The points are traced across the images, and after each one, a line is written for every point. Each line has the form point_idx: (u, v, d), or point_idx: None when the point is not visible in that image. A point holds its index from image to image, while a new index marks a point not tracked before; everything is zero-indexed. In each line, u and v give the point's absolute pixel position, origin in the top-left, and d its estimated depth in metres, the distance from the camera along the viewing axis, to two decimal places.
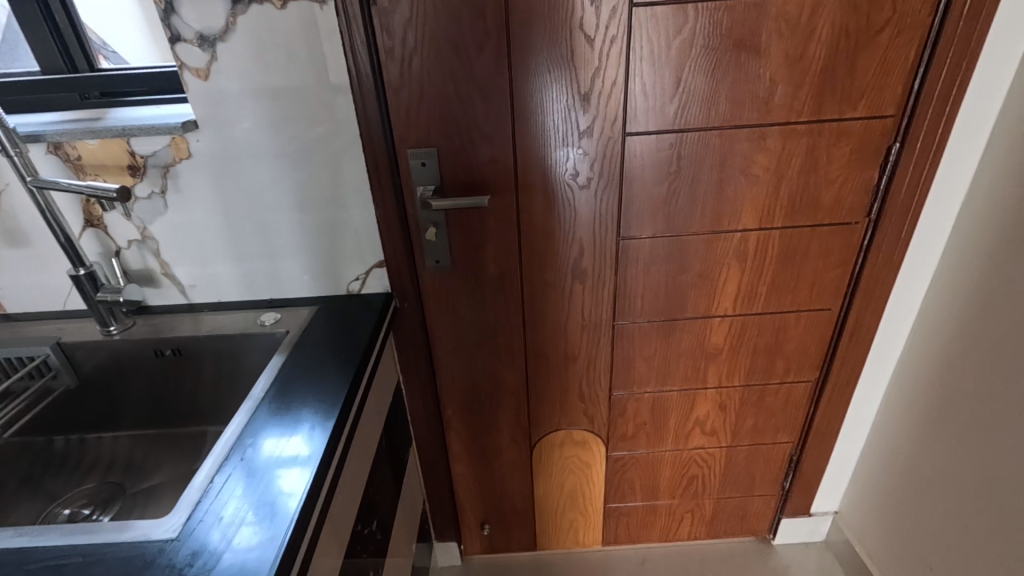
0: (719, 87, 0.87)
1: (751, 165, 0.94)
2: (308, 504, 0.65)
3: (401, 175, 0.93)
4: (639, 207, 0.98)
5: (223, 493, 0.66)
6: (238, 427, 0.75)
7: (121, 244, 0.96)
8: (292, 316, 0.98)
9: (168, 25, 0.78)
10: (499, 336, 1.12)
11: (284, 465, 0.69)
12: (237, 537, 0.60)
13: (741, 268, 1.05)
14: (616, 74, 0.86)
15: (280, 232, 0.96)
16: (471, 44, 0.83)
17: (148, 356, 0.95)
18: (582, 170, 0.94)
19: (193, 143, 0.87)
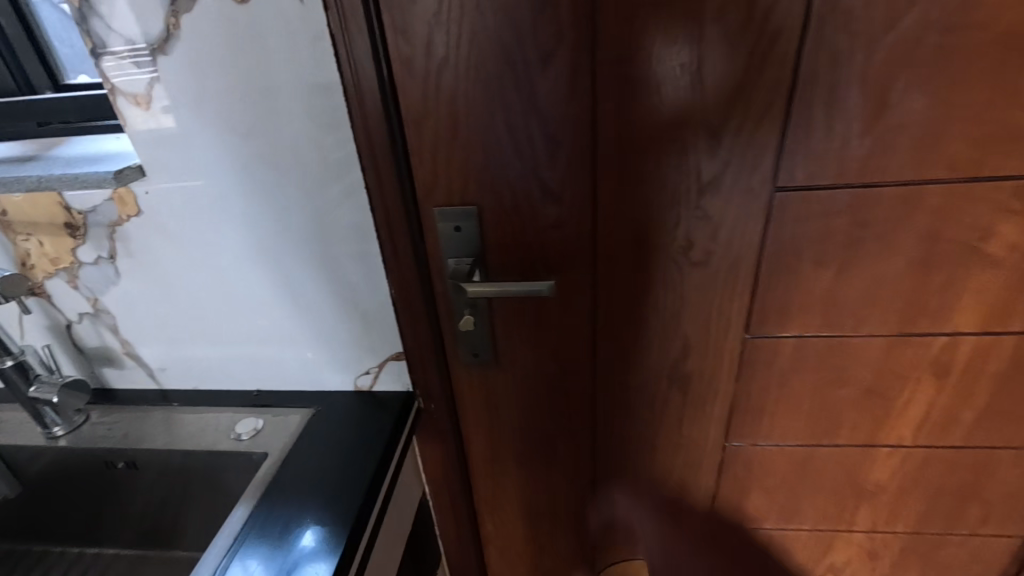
0: (956, 116, 0.51)
1: (988, 239, 0.57)
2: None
3: (427, 241, 0.64)
4: (784, 296, 0.63)
5: None
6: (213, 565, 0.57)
7: (71, 318, 0.74)
8: (279, 426, 0.73)
9: (87, 32, 0.54)
10: (558, 451, 0.81)
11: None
12: None
13: (937, 385, 0.68)
14: (773, 96, 0.52)
15: (265, 312, 0.71)
16: (535, 51, 0.52)
17: (98, 469, 0.74)
18: (698, 242, 0.61)
19: (142, 196, 0.63)
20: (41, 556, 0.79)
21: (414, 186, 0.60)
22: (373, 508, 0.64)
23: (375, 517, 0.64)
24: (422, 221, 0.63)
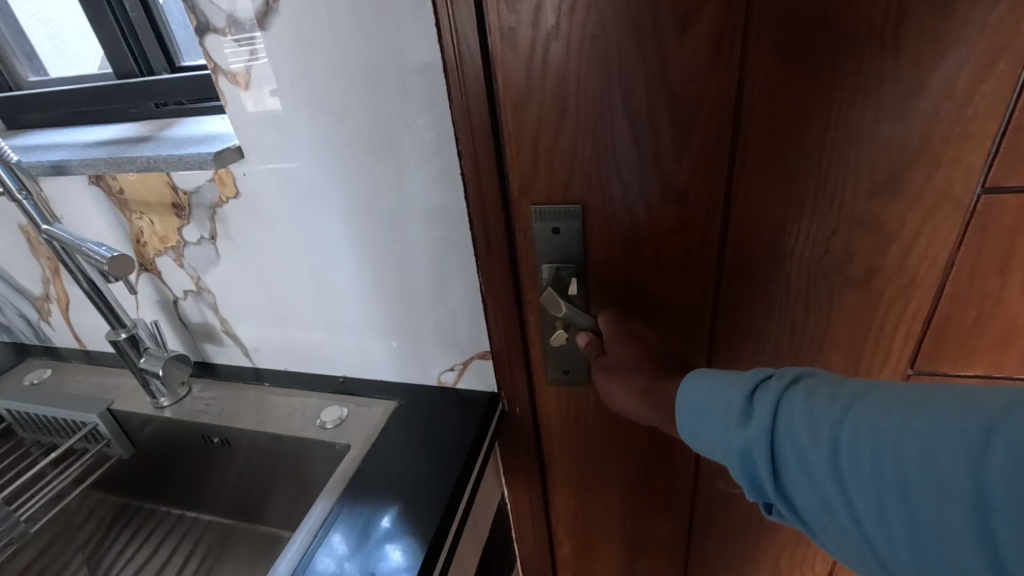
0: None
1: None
2: None
3: (524, 240, 0.57)
4: (964, 321, 0.52)
5: None
6: (295, 557, 0.56)
7: (178, 295, 0.76)
8: (362, 418, 0.71)
9: (193, 9, 0.53)
10: (654, 477, 0.73)
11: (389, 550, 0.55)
12: None
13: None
14: (990, 63, 0.41)
15: (353, 302, 0.69)
16: (675, 14, 0.43)
17: (197, 441, 0.77)
18: (858, 252, 0.50)
19: (241, 178, 0.62)
20: (149, 513, 0.85)
21: (516, 177, 0.53)
22: (455, 517, 0.59)
23: (455, 525, 0.60)
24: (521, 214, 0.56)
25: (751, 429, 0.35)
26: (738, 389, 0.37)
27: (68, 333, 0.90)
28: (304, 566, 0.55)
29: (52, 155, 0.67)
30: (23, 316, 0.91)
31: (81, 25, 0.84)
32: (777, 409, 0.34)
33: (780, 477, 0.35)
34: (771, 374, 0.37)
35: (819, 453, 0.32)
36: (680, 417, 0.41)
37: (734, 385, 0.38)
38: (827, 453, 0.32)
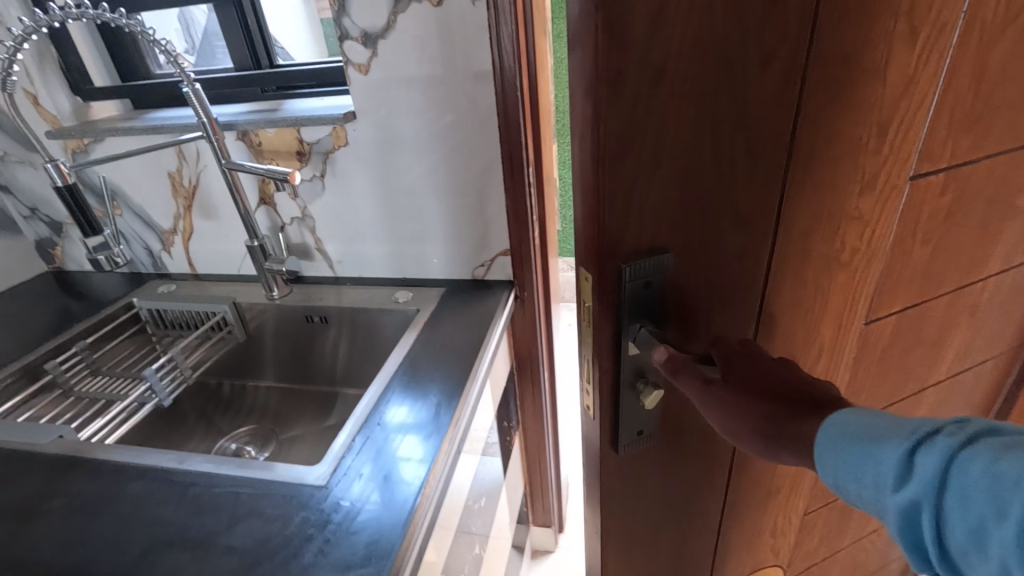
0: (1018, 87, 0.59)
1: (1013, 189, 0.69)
2: (432, 472, 0.65)
3: (611, 302, 0.52)
4: (893, 274, 0.67)
5: (357, 460, 0.68)
6: (340, 451, 0.69)
7: (286, 221, 1.09)
8: (421, 294, 1.06)
9: (338, 25, 0.88)
10: (689, 487, 0.70)
11: (410, 440, 0.70)
12: (371, 500, 0.62)
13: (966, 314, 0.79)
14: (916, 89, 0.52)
15: (419, 220, 1.03)
16: (759, 51, 0.43)
17: (300, 321, 1.09)
18: (845, 238, 0.57)
19: (350, 132, 0.97)
20: (244, 389, 1.13)
21: (603, 223, 0.48)
22: (488, 348, 0.88)
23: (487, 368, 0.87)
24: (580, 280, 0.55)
25: (911, 488, 0.36)
26: (897, 444, 0.38)
27: (183, 260, 1.20)
28: (339, 475, 0.65)
29: (227, 118, 1.02)
30: (146, 248, 1.20)
31: (167, 35, 1.25)
32: (935, 463, 0.35)
33: (941, 533, 0.35)
34: (937, 430, 0.37)
35: (1000, 519, 0.32)
36: (825, 468, 0.43)
37: (893, 438, 0.38)
38: (1011, 526, 0.31)
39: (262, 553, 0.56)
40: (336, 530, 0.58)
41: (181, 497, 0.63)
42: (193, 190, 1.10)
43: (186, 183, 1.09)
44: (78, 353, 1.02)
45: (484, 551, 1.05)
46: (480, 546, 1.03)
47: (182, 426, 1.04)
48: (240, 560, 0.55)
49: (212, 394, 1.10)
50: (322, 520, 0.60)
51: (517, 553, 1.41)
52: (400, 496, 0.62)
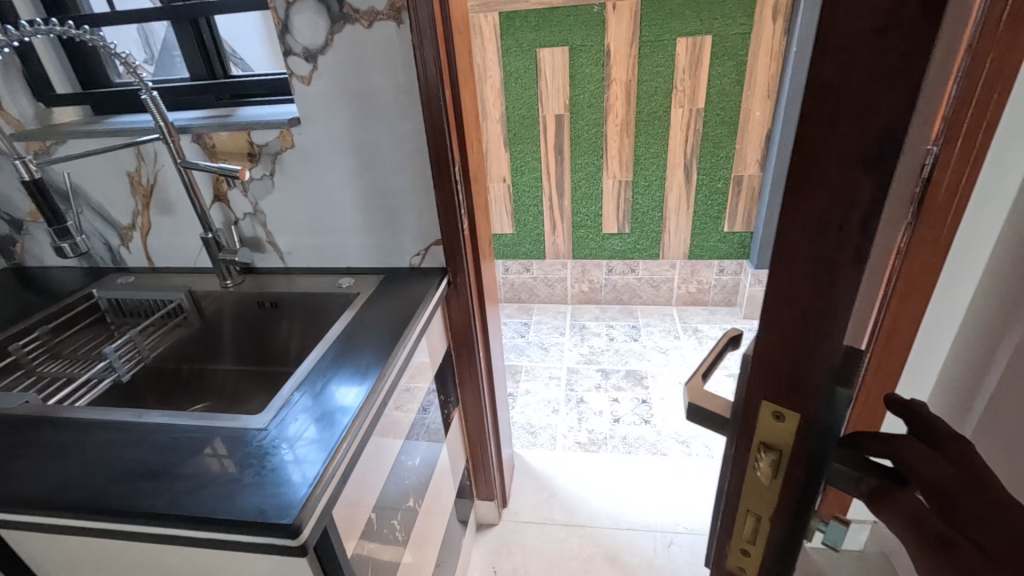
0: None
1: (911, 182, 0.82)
2: (359, 413, 0.80)
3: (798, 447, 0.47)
4: None
5: (297, 406, 0.82)
6: (286, 397, 0.84)
7: (239, 216, 1.20)
8: (363, 281, 1.19)
9: (283, 42, 1.02)
10: None
11: (345, 391, 0.85)
12: (306, 434, 0.76)
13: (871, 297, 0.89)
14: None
15: (361, 215, 1.17)
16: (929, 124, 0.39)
17: (252, 306, 1.20)
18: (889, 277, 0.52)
19: (296, 135, 1.10)
20: (200, 371, 1.23)
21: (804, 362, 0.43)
22: (415, 328, 1.02)
23: (414, 338, 1.02)
24: (764, 408, 0.47)
25: None
26: None
27: (142, 254, 1.29)
28: (281, 418, 0.80)
29: (184, 122, 1.15)
30: (105, 243, 1.29)
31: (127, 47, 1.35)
32: None
33: None
34: None
35: None
36: None
37: None
38: None
39: (210, 479, 0.69)
40: (274, 455, 0.72)
41: (139, 442, 0.75)
42: (151, 188, 1.20)
43: (144, 182, 1.19)
44: (40, 337, 1.09)
45: (420, 507, 1.17)
46: (417, 504, 1.15)
47: (142, 403, 1.13)
48: (193, 482, 0.68)
49: (172, 376, 1.19)
50: (263, 450, 0.73)
51: (461, 523, 1.53)
52: (330, 430, 0.76)
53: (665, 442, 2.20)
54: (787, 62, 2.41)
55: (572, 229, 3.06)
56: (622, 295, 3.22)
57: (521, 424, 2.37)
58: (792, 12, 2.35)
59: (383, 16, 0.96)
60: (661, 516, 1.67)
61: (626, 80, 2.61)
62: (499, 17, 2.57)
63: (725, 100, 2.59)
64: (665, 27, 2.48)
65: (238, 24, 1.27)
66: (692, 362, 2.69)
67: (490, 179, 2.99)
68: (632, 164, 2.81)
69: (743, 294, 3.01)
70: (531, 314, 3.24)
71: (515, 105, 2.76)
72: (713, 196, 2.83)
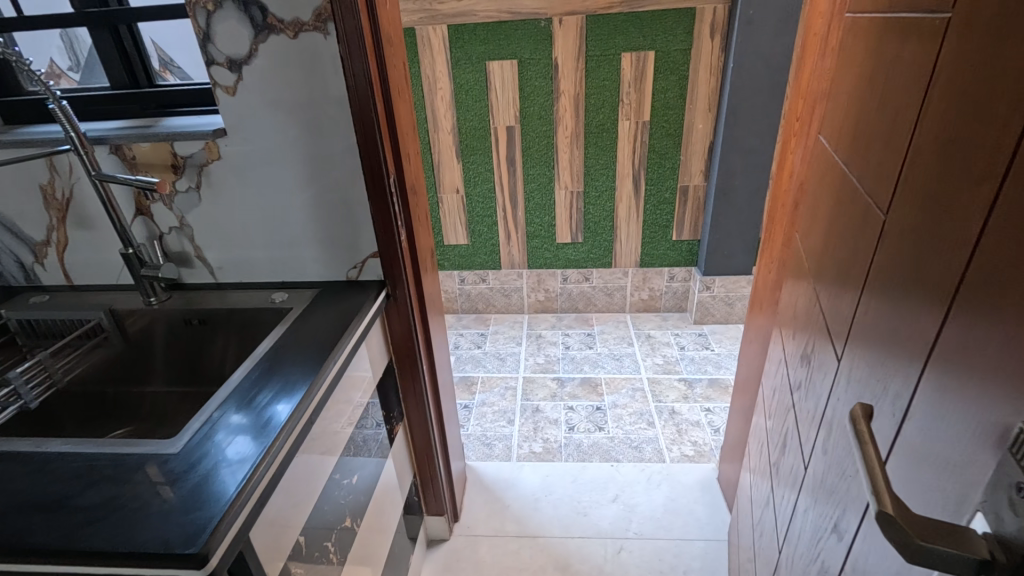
0: (875, 107, 0.69)
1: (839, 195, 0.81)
2: (280, 433, 0.78)
3: None
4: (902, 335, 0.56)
5: (216, 426, 0.80)
6: (202, 420, 0.81)
7: (164, 230, 1.16)
8: (299, 295, 1.16)
9: (205, 51, 1.00)
10: None
11: (269, 408, 0.83)
12: (222, 457, 0.74)
13: (817, 312, 0.86)
14: (942, 95, 0.51)
15: (293, 229, 1.15)
16: None
17: (180, 323, 1.15)
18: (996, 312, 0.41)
19: (222, 146, 1.07)
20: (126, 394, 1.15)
21: None
22: (343, 352, 0.99)
23: (347, 352, 1.01)
24: None
25: None
26: None
27: (58, 272, 1.22)
28: (196, 442, 0.77)
29: (100, 133, 1.10)
30: (18, 262, 1.21)
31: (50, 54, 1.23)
32: None
33: None
34: None
35: None
36: None
37: None
38: None
39: (114, 506, 0.67)
40: (186, 480, 0.70)
41: (41, 475, 0.72)
42: (67, 202, 1.14)
43: (59, 196, 1.13)
44: None
45: (359, 526, 1.13)
46: (356, 524, 1.11)
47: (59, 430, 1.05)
48: (92, 514, 0.66)
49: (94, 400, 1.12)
50: (174, 475, 0.71)
51: (410, 540, 1.50)
52: (244, 455, 0.74)
53: (618, 448, 2.22)
54: (725, 78, 2.52)
55: (526, 239, 3.08)
56: (578, 303, 3.26)
57: (476, 436, 2.35)
58: (728, 30, 2.46)
59: (308, 26, 0.95)
60: (612, 522, 1.68)
61: (575, 93, 2.66)
62: (448, 29, 2.58)
63: (670, 113, 2.68)
64: (609, 43, 2.55)
65: (176, 32, 1.20)
66: (644, 368, 2.75)
67: (444, 190, 2.98)
68: (583, 174, 2.86)
69: (692, 300, 3.10)
70: (487, 324, 3.23)
71: (466, 117, 2.77)
72: (661, 206, 2.92)
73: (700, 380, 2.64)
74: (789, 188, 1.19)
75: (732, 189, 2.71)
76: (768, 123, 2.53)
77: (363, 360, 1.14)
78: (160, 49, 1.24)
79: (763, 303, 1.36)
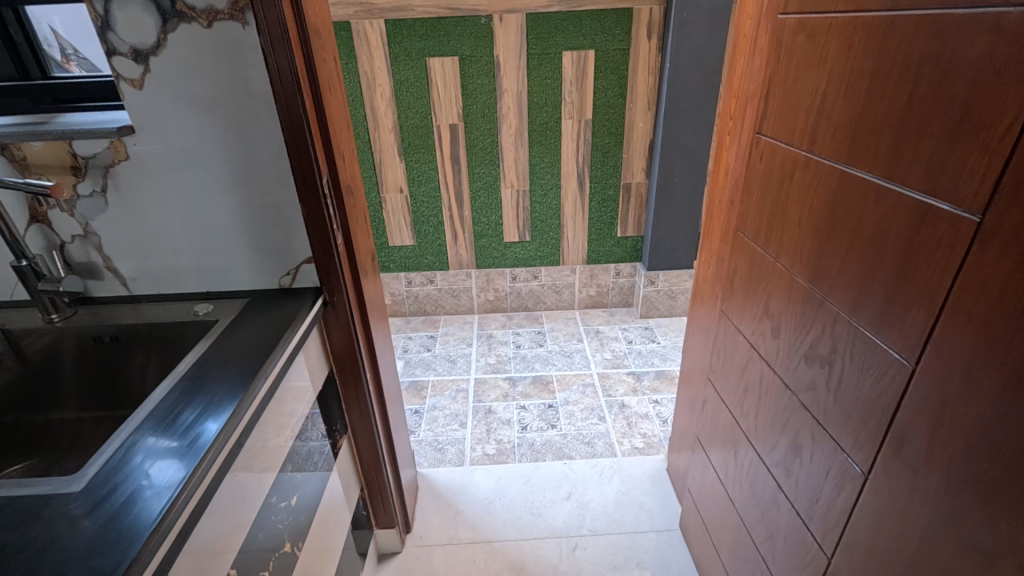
0: (898, 107, 0.62)
1: (827, 197, 0.75)
2: (204, 457, 0.71)
3: None
4: None
5: (127, 456, 0.71)
6: (110, 452, 0.72)
7: (65, 239, 1.04)
8: (226, 306, 1.07)
9: (105, 40, 0.90)
10: None
11: (191, 431, 0.75)
12: (137, 489, 0.66)
13: (831, 326, 0.77)
14: None
15: (216, 235, 1.06)
16: None
17: (88, 342, 1.04)
18: None
19: (130, 145, 0.97)
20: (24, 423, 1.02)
21: None
22: (275, 367, 0.91)
23: (283, 363, 0.94)
24: None
25: None
26: None
27: None
28: (105, 475, 0.69)
29: None
30: None
31: None
32: None
33: None
34: None
35: None
36: None
37: None
38: None
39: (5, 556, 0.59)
40: (93, 519, 0.62)
41: None
42: None
43: None
44: None
45: (301, 549, 1.06)
46: (297, 547, 1.04)
47: None
48: None
49: None
50: (77, 516, 0.63)
51: (359, 557, 1.44)
52: (162, 484, 0.66)
53: (570, 445, 2.24)
54: (662, 77, 2.58)
55: (474, 238, 3.05)
56: (527, 302, 3.26)
57: (428, 441, 2.30)
58: (664, 30, 2.53)
59: (224, 15, 0.88)
60: (566, 520, 1.68)
61: (517, 91, 2.65)
62: (386, 23, 2.50)
63: (611, 112, 2.72)
64: (551, 41, 2.55)
65: (75, 17, 1.08)
66: (594, 363, 2.79)
67: (387, 190, 2.90)
68: (528, 173, 2.86)
69: (638, 295, 3.17)
70: (437, 326, 3.17)
71: (408, 115, 2.70)
72: (606, 203, 2.97)
73: (647, 372, 2.70)
74: (735, 190, 1.15)
75: (672, 186, 2.79)
76: (703, 122, 2.62)
77: (302, 371, 1.07)
78: (60, 38, 1.11)
79: (706, 298, 1.38)
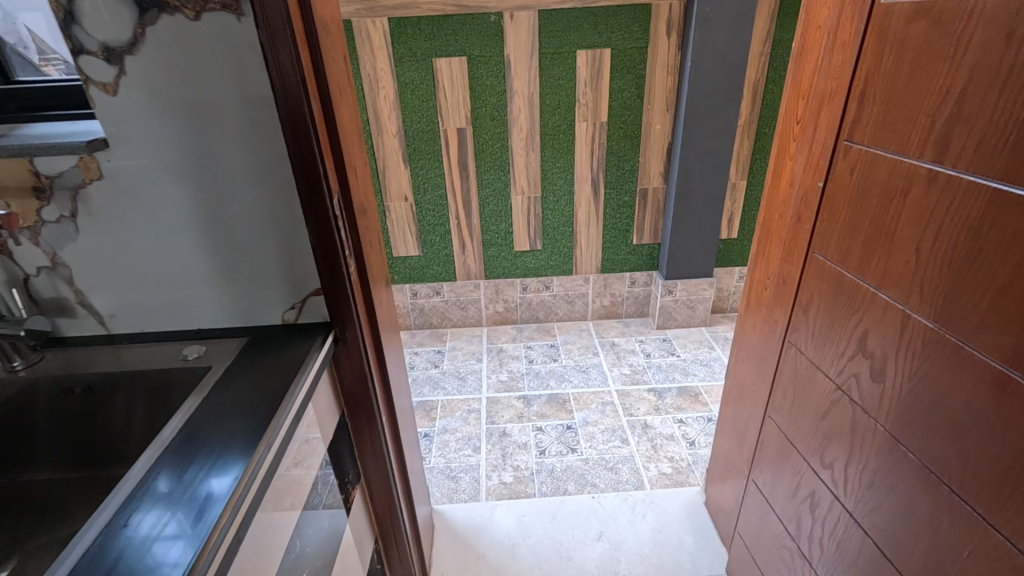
0: None
1: (974, 220, 0.63)
2: (203, 553, 0.55)
3: None
4: None
5: (101, 556, 0.55)
6: (80, 549, 0.55)
7: (29, 271, 0.88)
8: (220, 349, 0.92)
9: (70, 36, 0.75)
10: None
11: (185, 515, 0.59)
12: None
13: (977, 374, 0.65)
14: None
15: (208, 264, 0.91)
16: None
17: (56, 394, 0.89)
18: None
19: (104, 162, 0.82)
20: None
21: None
22: (277, 435, 0.73)
23: (296, 416, 0.79)
24: None
25: None
26: None
27: None
28: None
29: None
30: None
31: None
32: None
33: None
34: None
35: None
36: None
37: None
38: None
39: None
40: None
41: None
42: None
43: None
44: None
45: None
46: None
47: None
48: None
49: None
50: None
51: None
52: None
53: (593, 471, 2.09)
54: (682, 77, 2.44)
55: (482, 248, 2.90)
56: (538, 313, 3.11)
57: (440, 469, 2.14)
58: (684, 27, 2.38)
59: (215, 4, 0.72)
60: (599, 564, 1.53)
61: (529, 93, 2.51)
62: (389, 22, 2.35)
63: (628, 114, 2.58)
64: (565, 39, 2.41)
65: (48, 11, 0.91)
66: (612, 380, 2.63)
67: (391, 199, 2.74)
68: (540, 179, 2.72)
69: (655, 305, 3.03)
70: (444, 340, 3.02)
71: (413, 119, 2.55)
72: (621, 209, 2.82)
73: (669, 389, 2.55)
74: (801, 202, 1.01)
75: (692, 192, 2.65)
76: (725, 124, 2.48)
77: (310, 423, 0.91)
78: (39, 39, 0.94)
79: (758, 321, 1.24)
